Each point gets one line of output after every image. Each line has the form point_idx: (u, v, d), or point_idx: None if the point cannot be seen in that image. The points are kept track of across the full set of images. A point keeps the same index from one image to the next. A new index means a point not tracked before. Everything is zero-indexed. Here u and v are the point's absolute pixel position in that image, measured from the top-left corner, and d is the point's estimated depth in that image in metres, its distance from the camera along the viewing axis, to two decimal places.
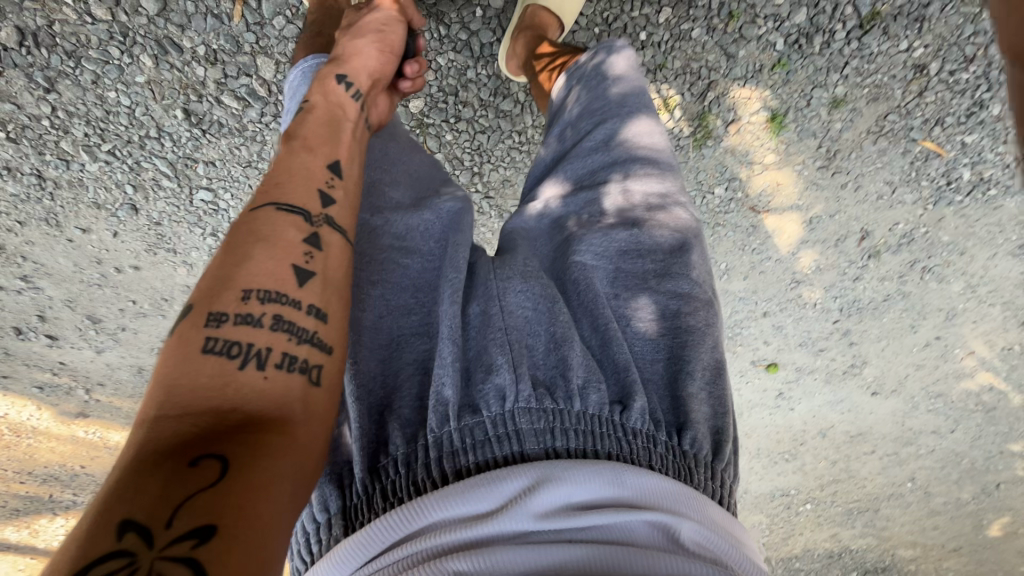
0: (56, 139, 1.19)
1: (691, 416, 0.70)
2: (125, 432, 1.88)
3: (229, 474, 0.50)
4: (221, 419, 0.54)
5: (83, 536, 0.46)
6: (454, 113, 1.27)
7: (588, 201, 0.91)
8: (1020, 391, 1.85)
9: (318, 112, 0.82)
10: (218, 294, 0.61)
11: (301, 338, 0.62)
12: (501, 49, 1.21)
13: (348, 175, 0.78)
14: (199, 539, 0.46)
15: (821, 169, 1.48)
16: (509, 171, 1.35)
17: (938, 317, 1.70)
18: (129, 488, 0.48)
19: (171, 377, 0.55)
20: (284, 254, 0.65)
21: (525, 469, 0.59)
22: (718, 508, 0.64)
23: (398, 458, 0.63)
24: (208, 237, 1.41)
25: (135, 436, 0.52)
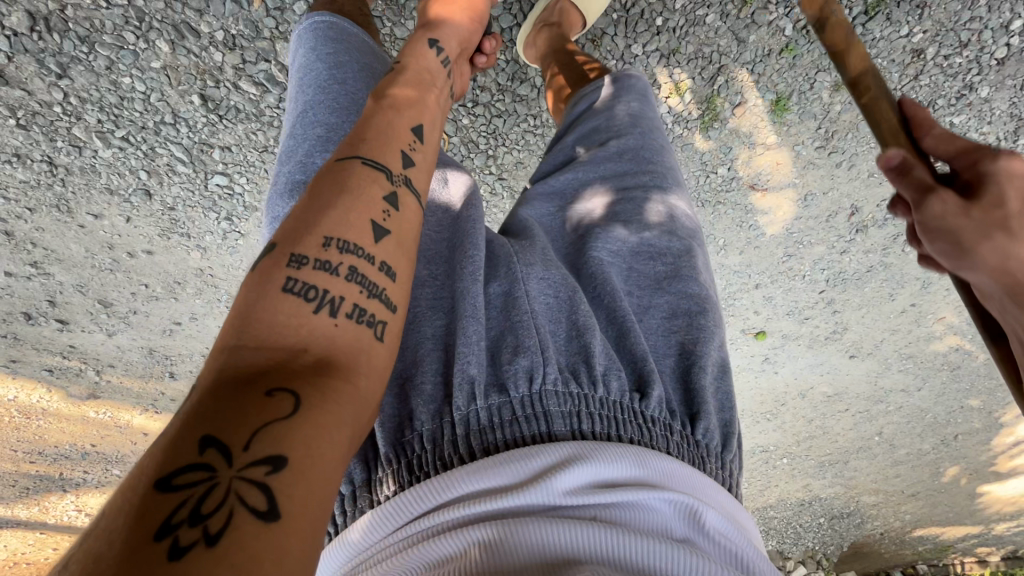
0: (68, 126, 1.20)
1: (704, 408, 0.74)
2: (136, 411, 1.91)
3: (303, 410, 0.49)
4: (295, 355, 0.54)
5: (163, 449, 0.46)
6: (472, 97, 1.28)
7: (605, 203, 0.96)
8: (983, 351, 2.00)
9: (407, 72, 0.82)
10: (300, 236, 0.61)
11: (371, 294, 0.61)
12: (519, 37, 1.23)
13: (429, 140, 0.77)
14: (272, 468, 0.46)
15: (819, 149, 1.54)
16: (523, 154, 1.37)
17: (914, 285, 1.82)
18: (208, 409, 0.48)
19: (249, 308, 0.55)
20: (359, 203, 0.64)
21: (555, 447, 0.62)
22: (727, 496, 0.68)
23: (424, 434, 0.65)
24: (223, 221, 1.41)
25: (214, 361, 0.52)
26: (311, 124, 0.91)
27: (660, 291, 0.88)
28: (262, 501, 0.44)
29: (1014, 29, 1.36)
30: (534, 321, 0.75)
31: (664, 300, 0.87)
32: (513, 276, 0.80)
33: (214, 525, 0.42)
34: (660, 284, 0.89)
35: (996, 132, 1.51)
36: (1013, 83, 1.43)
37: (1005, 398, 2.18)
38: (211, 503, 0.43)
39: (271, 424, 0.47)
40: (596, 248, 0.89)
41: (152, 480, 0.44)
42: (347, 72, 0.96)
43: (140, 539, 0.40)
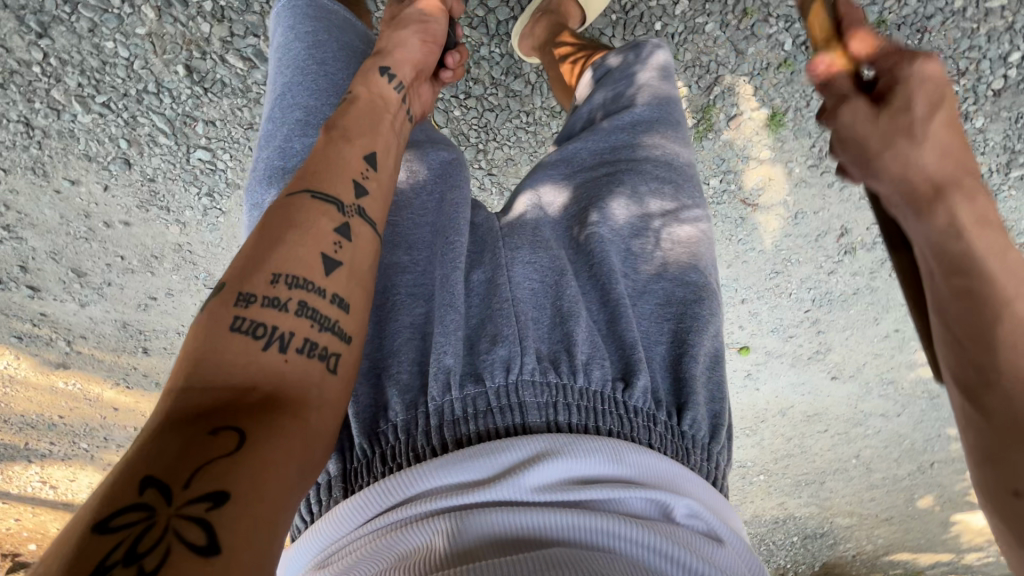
0: (47, 88, 1.17)
1: (692, 398, 0.72)
2: (108, 385, 1.87)
3: (248, 446, 0.51)
4: (241, 394, 0.55)
5: (104, 492, 0.46)
6: (465, 89, 1.26)
7: (608, 178, 0.90)
8: None
9: (358, 102, 0.83)
10: (249, 276, 0.63)
11: (323, 327, 0.63)
12: (516, 28, 1.20)
13: (384, 167, 0.78)
14: (214, 502, 0.46)
15: (812, 167, 1.54)
16: (514, 150, 1.35)
17: (900, 310, 1.82)
18: (151, 450, 0.49)
19: (199, 352, 0.57)
20: (308, 237, 0.66)
21: (528, 440, 0.61)
22: (712, 490, 0.67)
23: (398, 425, 0.65)
24: (203, 197, 1.38)
25: (165, 402, 0.54)
26: (291, 108, 0.92)
27: (661, 276, 0.84)
28: (201, 536, 0.44)
29: (1012, 61, 1.36)
30: (517, 309, 0.74)
31: (658, 287, 0.83)
32: (497, 261, 0.80)
33: (151, 562, 0.43)
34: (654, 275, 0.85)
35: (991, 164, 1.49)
36: (1007, 115, 1.43)
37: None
38: (149, 540, 0.44)
39: (214, 460, 0.49)
40: (594, 220, 0.86)
41: (93, 520, 0.44)
42: (325, 52, 0.96)
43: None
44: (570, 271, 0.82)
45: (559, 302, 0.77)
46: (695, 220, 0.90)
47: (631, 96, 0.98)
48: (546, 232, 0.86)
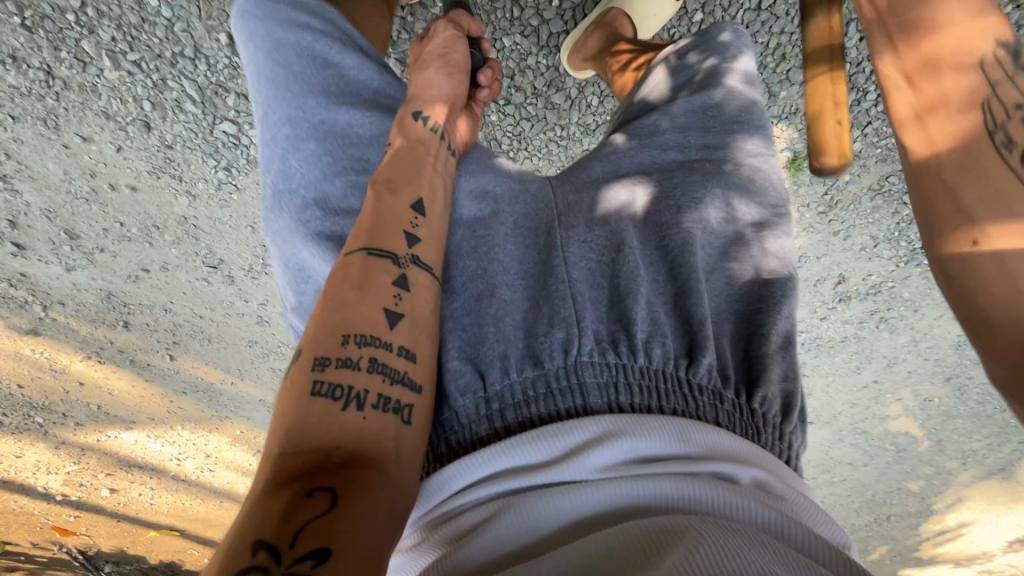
0: (77, 38, 1.13)
1: (765, 375, 0.72)
2: (77, 357, 1.77)
3: (342, 502, 0.53)
4: (326, 456, 0.57)
5: (218, 559, 0.49)
6: (505, 96, 1.26)
7: (678, 164, 0.88)
8: (930, 438, 2.04)
9: (399, 151, 0.80)
10: (321, 339, 0.64)
11: (395, 380, 0.64)
12: (568, 41, 1.19)
13: (433, 210, 0.78)
14: (317, 559, 0.48)
15: (821, 214, 1.58)
16: (543, 162, 1.36)
17: (880, 362, 1.86)
18: (255, 515, 0.51)
19: (286, 418, 0.59)
20: (372, 299, 0.68)
21: (594, 420, 0.62)
22: (784, 466, 0.66)
23: (461, 412, 0.68)
24: (220, 170, 1.34)
25: (261, 471, 0.56)
26: (277, 125, 0.86)
27: (733, 255, 0.83)
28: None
29: None
30: (574, 291, 0.74)
31: (726, 269, 0.82)
32: (553, 243, 0.79)
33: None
34: (729, 249, 0.83)
35: None
36: None
37: (939, 491, 2.23)
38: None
39: (311, 519, 0.51)
40: (664, 208, 0.83)
41: None
42: (291, 53, 0.86)
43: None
44: (634, 245, 0.79)
45: (619, 278, 0.75)
46: (773, 202, 0.88)
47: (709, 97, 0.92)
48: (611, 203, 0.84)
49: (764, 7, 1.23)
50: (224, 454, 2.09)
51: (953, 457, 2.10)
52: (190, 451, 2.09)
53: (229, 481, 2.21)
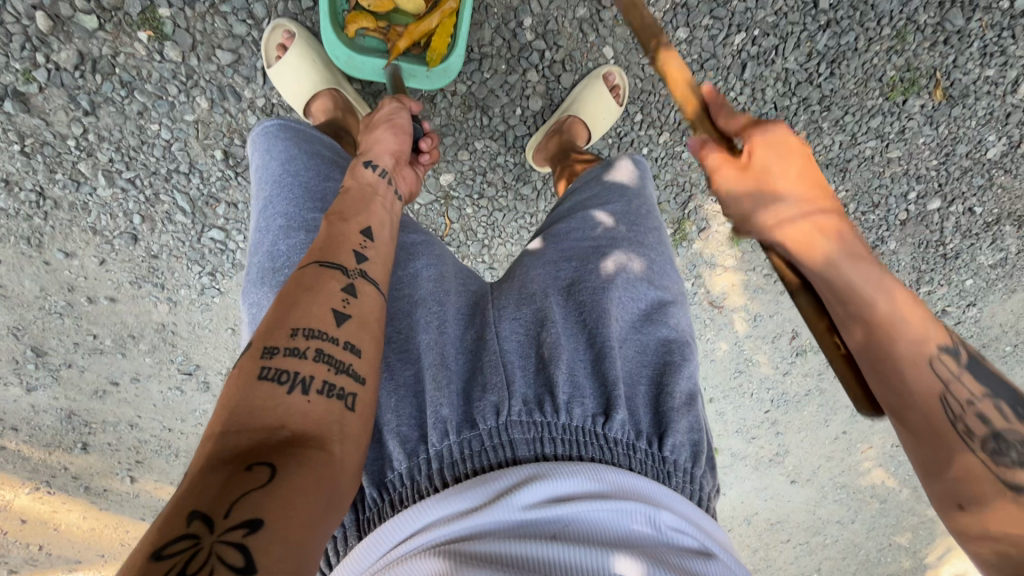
0: (75, 160, 1.21)
1: (672, 426, 0.70)
2: (23, 489, 1.61)
3: (281, 479, 0.51)
4: (271, 434, 0.56)
5: (156, 525, 0.48)
6: (479, 190, 1.40)
7: (593, 251, 0.85)
8: (906, 486, 2.10)
9: (350, 190, 0.85)
10: (270, 331, 0.64)
11: (340, 369, 0.64)
12: (530, 143, 1.37)
13: (382, 238, 0.81)
14: (250, 528, 0.47)
15: (767, 277, 1.73)
16: (515, 247, 1.47)
17: (845, 413, 1.96)
18: (193, 485, 0.50)
19: (233, 401, 0.58)
20: (320, 298, 0.68)
21: (517, 469, 0.62)
22: (693, 507, 0.66)
23: (401, 473, 0.65)
24: (205, 276, 1.38)
25: (202, 447, 0.54)
26: (273, 217, 0.93)
27: (642, 327, 0.80)
28: (240, 557, 0.45)
29: (911, 199, 1.53)
30: (504, 361, 0.73)
31: (637, 338, 0.79)
32: (486, 320, 0.79)
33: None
34: (640, 322, 0.81)
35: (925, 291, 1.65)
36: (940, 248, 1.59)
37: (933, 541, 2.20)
38: (195, 563, 0.45)
39: (247, 493, 0.49)
40: (580, 290, 0.81)
41: (151, 545, 0.46)
42: (297, 165, 0.97)
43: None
44: (556, 321, 0.78)
45: (542, 347, 0.75)
46: (666, 282, 0.86)
47: (640, 209, 0.92)
48: (538, 284, 0.82)
49: None
50: None
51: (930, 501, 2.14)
52: None
53: None
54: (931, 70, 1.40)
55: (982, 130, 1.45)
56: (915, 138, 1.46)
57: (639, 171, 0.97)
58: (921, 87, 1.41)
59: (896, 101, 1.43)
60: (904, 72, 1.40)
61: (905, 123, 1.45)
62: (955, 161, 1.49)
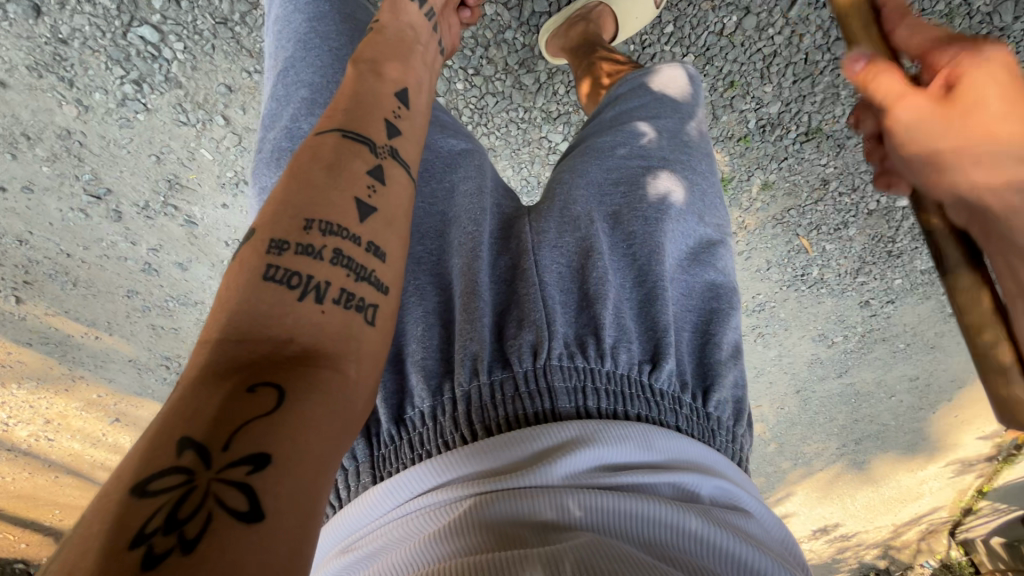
0: None
1: (718, 380, 0.65)
2: None
3: (292, 404, 0.40)
4: (277, 350, 0.43)
5: (137, 455, 0.37)
6: (476, 65, 1.23)
7: (643, 170, 0.75)
8: (789, 459, 2.27)
9: (386, 33, 0.69)
10: (279, 219, 0.49)
11: (360, 277, 0.50)
12: (548, 25, 1.19)
13: (418, 106, 0.65)
14: (255, 466, 0.37)
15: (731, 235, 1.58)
16: (498, 141, 1.33)
17: (749, 372, 1.92)
18: (187, 406, 0.39)
19: (233, 302, 0.45)
20: (340, 183, 0.52)
21: (560, 428, 0.52)
22: (738, 470, 0.61)
23: (424, 411, 0.55)
24: (126, 84, 1.15)
25: (196, 356, 0.42)
26: (295, 86, 0.75)
27: (690, 268, 0.73)
28: (243, 501, 0.35)
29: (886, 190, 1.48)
30: (543, 294, 0.62)
31: (683, 279, 0.72)
32: (522, 246, 0.67)
33: (192, 530, 0.34)
34: (687, 261, 0.74)
35: (867, 285, 1.69)
36: (869, 233, 1.58)
37: (782, 495, 2.46)
38: (188, 506, 0.35)
39: (252, 422, 0.38)
40: (631, 219, 0.71)
41: (131, 480, 0.35)
42: (327, 25, 0.79)
43: (111, 549, 0.32)
44: (604, 253, 0.67)
45: (587, 282, 0.64)
46: (716, 219, 0.78)
47: (688, 133, 0.82)
48: (582, 205, 0.71)
49: (725, 34, 1.25)
50: (68, 423, 1.72)
51: (796, 465, 2.30)
52: (24, 416, 1.69)
53: (70, 453, 1.81)
54: None
55: None
56: None
57: (693, 84, 0.89)
58: None
59: None
60: None
61: None
62: None
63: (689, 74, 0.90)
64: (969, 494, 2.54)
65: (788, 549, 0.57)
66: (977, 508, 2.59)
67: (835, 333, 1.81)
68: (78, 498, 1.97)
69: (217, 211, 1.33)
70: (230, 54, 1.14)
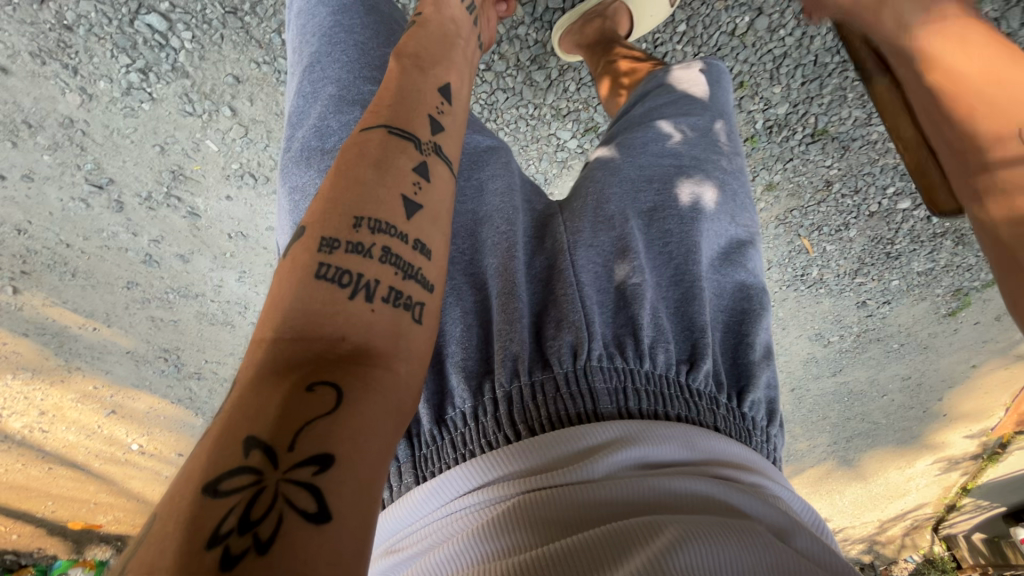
0: None
1: (754, 380, 0.66)
2: None
3: (351, 404, 0.40)
4: (331, 348, 0.43)
5: (202, 456, 0.37)
6: (488, 60, 1.22)
7: (675, 170, 0.75)
8: (781, 455, 2.29)
9: (428, 26, 0.69)
10: (329, 215, 0.49)
11: (409, 275, 0.49)
12: (563, 21, 1.18)
13: (459, 102, 0.64)
14: (322, 466, 0.37)
15: None
16: (508, 138, 1.33)
17: None
18: (249, 407, 0.39)
19: (285, 300, 0.45)
20: (388, 180, 0.51)
21: (604, 428, 0.52)
22: (776, 470, 0.62)
23: (465, 412, 0.55)
24: (132, 72, 1.13)
25: (252, 357, 0.42)
26: (322, 82, 0.74)
27: (721, 269, 0.74)
28: (311, 502, 0.35)
29: (888, 193, 1.49)
30: (581, 295, 0.61)
31: (716, 279, 0.72)
32: (558, 245, 0.67)
33: (265, 530, 0.34)
34: (719, 261, 0.74)
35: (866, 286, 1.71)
36: (870, 234, 1.58)
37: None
38: (260, 506, 0.35)
39: (314, 421, 0.38)
40: (665, 217, 0.71)
41: (200, 481, 0.35)
42: (354, 19, 0.78)
43: (190, 550, 0.32)
44: (638, 254, 0.67)
45: (623, 283, 0.64)
46: (744, 220, 0.78)
47: (714, 132, 0.82)
48: (615, 205, 0.70)
49: (738, 34, 1.25)
50: (64, 414, 1.69)
51: (788, 461, 2.32)
52: (18, 406, 1.67)
53: (64, 444, 1.79)
54: None
55: None
56: None
57: (721, 82, 0.91)
58: None
59: None
60: None
61: None
62: None
63: (717, 72, 0.91)
64: (953, 492, 2.59)
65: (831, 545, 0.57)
66: (960, 505, 2.64)
67: (832, 333, 1.83)
68: (72, 488, 1.95)
69: (221, 203, 1.32)
70: (240, 45, 1.12)
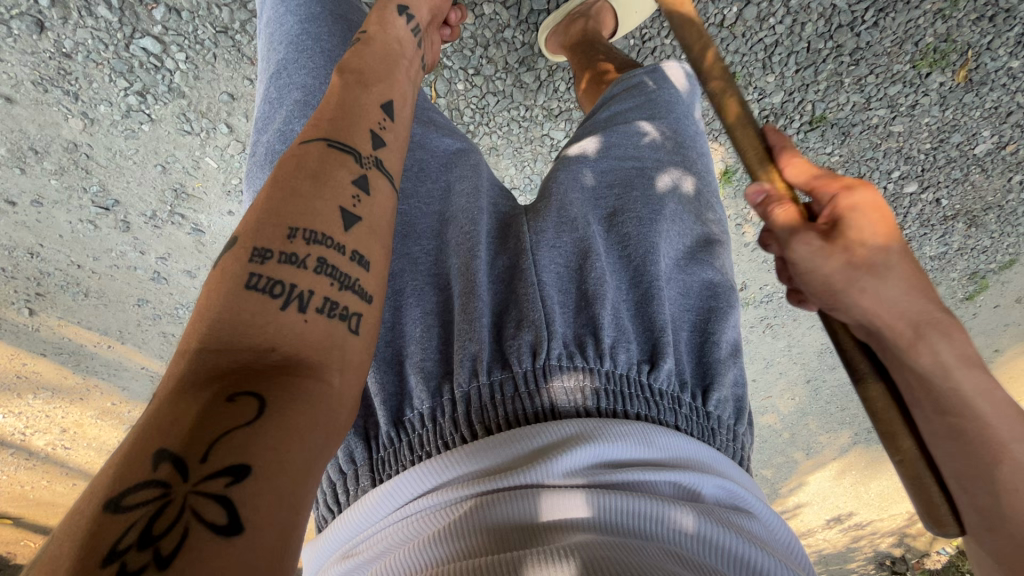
0: None
1: (717, 378, 0.65)
2: None
3: (271, 414, 0.40)
4: (258, 360, 0.43)
5: (112, 468, 0.37)
6: (476, 65, 1.23)
7: (637, 173, 0.75)
8: (804, 450, 2.24)
9: (374, 42, 0.70)
10: (263, 226, 0.49)
11: (345, 287, 0.50)
12: (548, 21, 1.19)
13: (402, 119, 0.64)
14: (234, 477, 0.37)
15: (738, 227, 1.56)
16: (501, 141, 1.33)
17: (759, 364, 1.89)
18: (166, 418, 0.39)
19: (211, 311, 0.45)
20: (324, 192, 0.52)
21: (555, 427, 0.53)
22: (738, 470, 0.61)
23: (424, 412, 0.56)
24: (131, 95, 1.16)
25: (174, 367, 0.43)
26: (289, 88, 0.76)
27: (687, 267, 0.73)
28: (221, 514, 0.36)
29: (894, 177, 1.45)
30: (542, 295, 0.62)
31: (679, 278, 0.72)
32: (521, 245, 0.67)
33: (167, 546, 0.35)
34: (684, 260, 0.74)
35: None
36: None
37: (797, 484, 2.44)
38: (163, 521, 0.35)
39: (232, 431, 0.39)
40: (623, 222, 0.71)
41: (107, 493, 0.36)
42: (321, 26, 0.79)
43: (84, 567, 0.33)
44: (600, 253, 0.68)
45: (585, 283, 0.64)
46: (712, 218, 0.79)
47: (686, 133, 0.84)
48: (577, 209, 0.71)
49: (727, 25, 1.24)
50: (85, 431, 1.73)
51: (811, 455, 2.27)
52: (41, 425, 1.71)
53: (88, 460, 1.83)
54: (966, 46, 1.27)
55: (981, 123, 1.37)
56: (920, 117, 1.35)
57: (689, 89, 0.91)
58: (950, 63, 1.28)
59: (920, 72, 1.29)
60: (941, 42, 1.26)
61: (920, 98, 1.33)
62: (945, 149, 1.40)
63: (687, 78, 0.91)
64: None
65: (786, 542, 0.57)
66: None
67: None
68: None
69: (223, 218, 1.35)
70: (233, 63, 1.15)
